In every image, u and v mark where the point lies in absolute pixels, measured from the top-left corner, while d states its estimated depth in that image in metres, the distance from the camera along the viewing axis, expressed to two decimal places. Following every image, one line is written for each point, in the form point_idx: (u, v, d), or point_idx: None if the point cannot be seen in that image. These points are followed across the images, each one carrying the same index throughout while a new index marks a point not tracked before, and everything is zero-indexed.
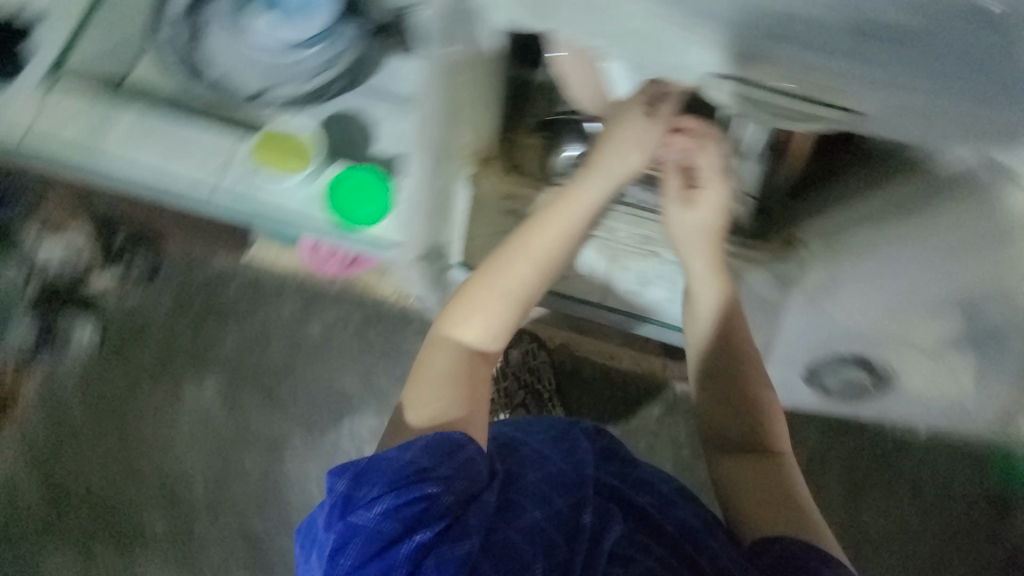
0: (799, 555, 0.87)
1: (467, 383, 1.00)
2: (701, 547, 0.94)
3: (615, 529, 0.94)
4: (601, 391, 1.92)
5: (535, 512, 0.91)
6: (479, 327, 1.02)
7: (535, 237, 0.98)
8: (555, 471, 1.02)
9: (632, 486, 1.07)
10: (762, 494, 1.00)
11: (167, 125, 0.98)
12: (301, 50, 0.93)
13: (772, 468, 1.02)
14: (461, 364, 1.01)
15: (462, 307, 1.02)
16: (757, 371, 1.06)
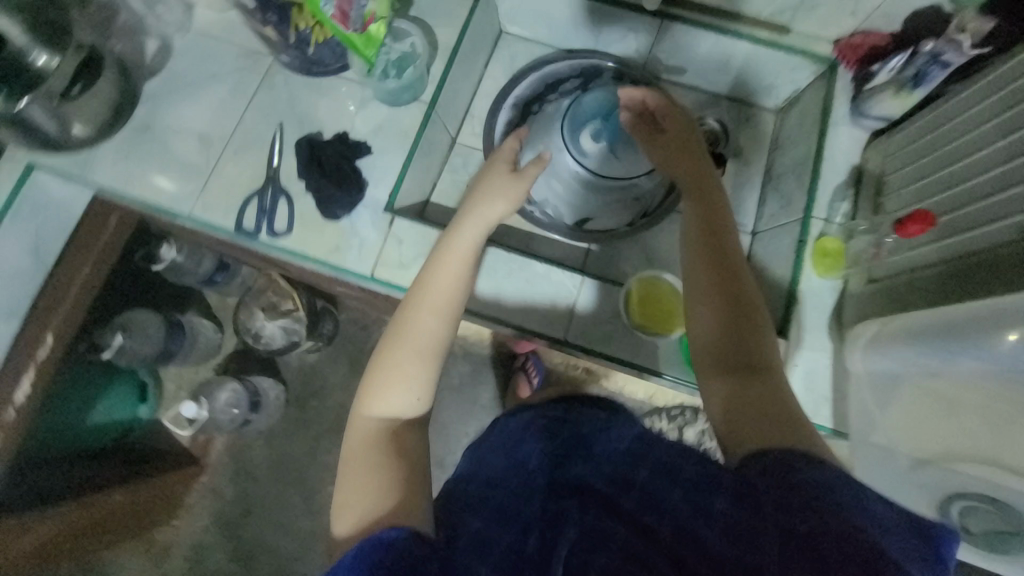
0: (782, 471, 0.52)
1: (393, 442, 0.64)
2: (675, 511, 0.49)
3: (575, 530, 0.50)
4: None
5: (483, 567, 0.49)
6: (397, 384, 0.66)
7: (442, 273, 0.71)
8: (504, 497, 0.56)
9: (602, 459, 0.56)
10: (756, 410, 0.61)
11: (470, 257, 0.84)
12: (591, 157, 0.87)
13: (760, 378, 0.65)
14: (377, 450, 0.62)
15: (397, 339, 0.68)
16: (754, 302, 0.70)
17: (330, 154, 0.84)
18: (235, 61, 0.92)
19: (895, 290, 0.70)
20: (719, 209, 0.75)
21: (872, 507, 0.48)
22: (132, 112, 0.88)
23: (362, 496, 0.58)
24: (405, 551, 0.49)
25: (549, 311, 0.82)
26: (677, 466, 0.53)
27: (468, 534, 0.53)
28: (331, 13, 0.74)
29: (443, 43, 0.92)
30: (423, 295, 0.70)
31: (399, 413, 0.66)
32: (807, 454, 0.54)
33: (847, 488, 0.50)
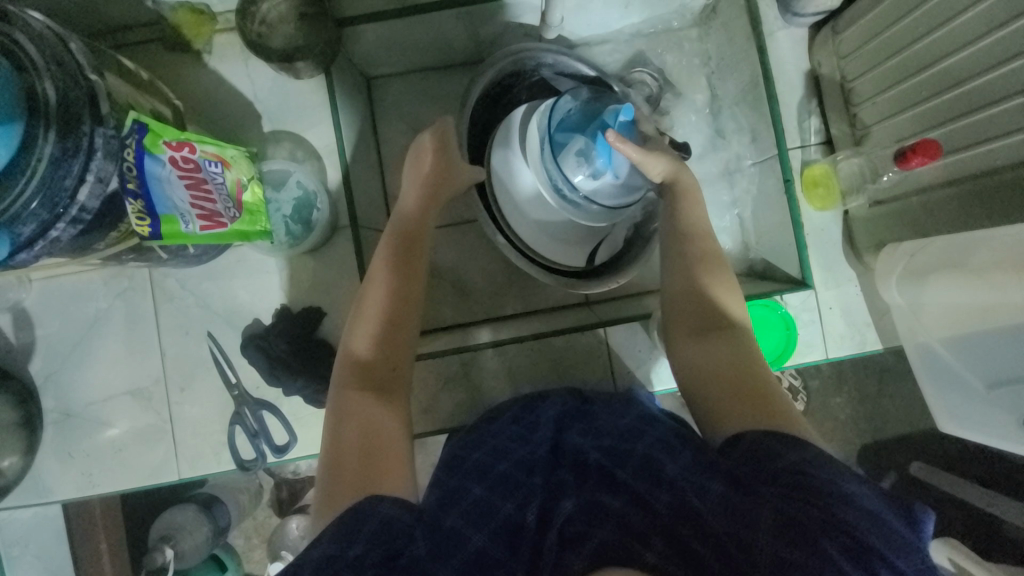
0: (768, 457, 0.48)
1: (357, 448, 0.55)
2: (673, 481, 0.46)
3: (572, 503, 0.46)
4: (927, 438, 1.26)
5: (479, 536, 0.46)
6: (385, 383, 0.61)
7: (401, 276, 0.64)
8: (502, 471, 0.54)
9: (600, 433, 0.56)
10: (726, 377, 0.57)
11: (474, 365, 0.78)
12: (574, 148, 0.71)
13: (726, 338, 0.60)
14: (349, 448, 0.55)
15: (380, 350, 0.61)
16: (711, 261, 0.64)
17: (288, 342, 0.73)
18: (112, 290, 0.76)
19: (915, 215, 0.70)
20: (696, 195, 0.68)
21: (866, 497, 0.44)
22: (42, 407, 0.76)
23: (337, 482, 0.53)
24: (382, 536, 0.46)
25: (584, 376, 0.80)
26: (674, 445, 0.52)
27: (471, 498, 0.51)
28: (197, 229, 0.57)
29: (325, 150, 0.77)
30: (379, 327, 0.62)
31: (386, 392, 0.60)
32: (790, 437, 0.50)
33: (836, 471, 0.46)
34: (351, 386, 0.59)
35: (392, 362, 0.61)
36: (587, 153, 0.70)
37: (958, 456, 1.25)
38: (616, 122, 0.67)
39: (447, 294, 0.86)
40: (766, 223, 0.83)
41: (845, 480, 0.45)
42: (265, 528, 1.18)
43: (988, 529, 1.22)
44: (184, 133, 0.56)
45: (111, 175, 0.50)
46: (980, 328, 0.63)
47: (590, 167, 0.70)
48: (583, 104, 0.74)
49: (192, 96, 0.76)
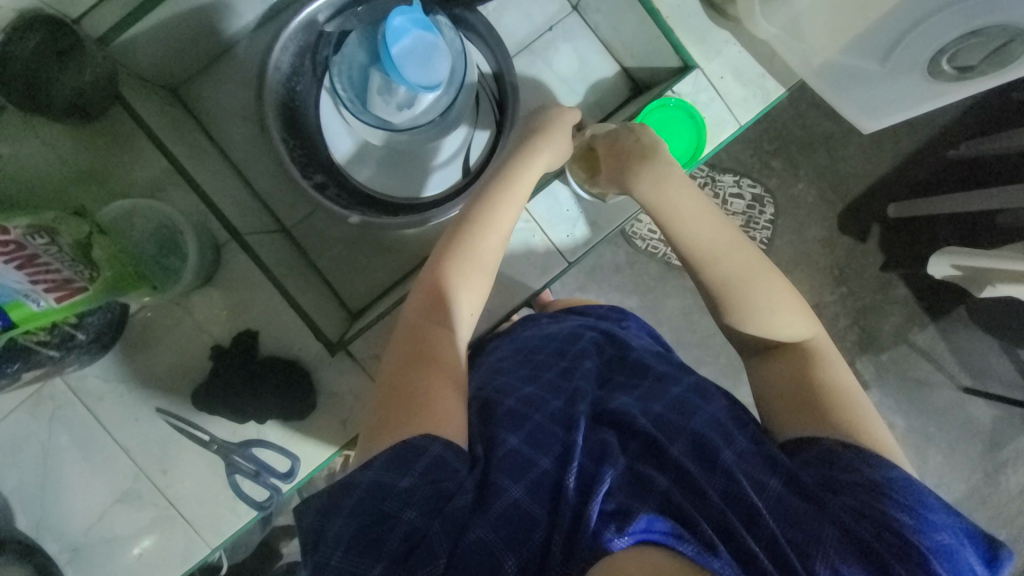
0: (835, 466, 0.51)
1: (428, 372, 0.57)
2: (725, 469, 0.47)
3: (618, 472, 0.46)
4: (885, 173, 1.28)
5: (517, 488, 0.45)
6: (452, 316, 0.63)
7: (494, 243, 0.66)
8: (541, 420, 0.52)
9: (656, 398, 0.56)
10: (792, 387, 0.59)
11: None
12: (376, 79, 0.74)
13: (788, 354, 0.62)
14: (418, 371, 0.58)
15: (454, 289, 0.63)
16: (742, 274, 0.64)
17: (237, 373, 0.70)
18: (44, 418, 0.71)
19: None
20: (687, 210, 0.66)
21: (939, 524, 0.45)
22: (51, 555, 0.72)
23: (393, 410, 0.54)
24: (434, 480, 0.47)
25: (592, 307, 0.83)
26: (729, 429, 0.53)
27: (507, 449, 0.49)
28: (50, 302, 0.53)
29: (163, 184, 0.65)
30: (457, 278, 0.64)
31: (450, 322, 0.63)
32: (869, 454, 0.51)
33: (918, 496, 0.47)
34: (422, 320, 0.62)
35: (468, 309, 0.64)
36: (387, 85, 0.73)
37: (919, 174, 1.27)
38: (394, 29, 0.68)
39: (393, 260, 0.86)
40: (629, 32, 0.79)
41: (925, 509, 0.46)
42: None
43: (980, 226, 1.25)
44: None
45: None
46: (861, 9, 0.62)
47: (397, 95, 0.74)
48: (362, 39, 0.75)
49: None
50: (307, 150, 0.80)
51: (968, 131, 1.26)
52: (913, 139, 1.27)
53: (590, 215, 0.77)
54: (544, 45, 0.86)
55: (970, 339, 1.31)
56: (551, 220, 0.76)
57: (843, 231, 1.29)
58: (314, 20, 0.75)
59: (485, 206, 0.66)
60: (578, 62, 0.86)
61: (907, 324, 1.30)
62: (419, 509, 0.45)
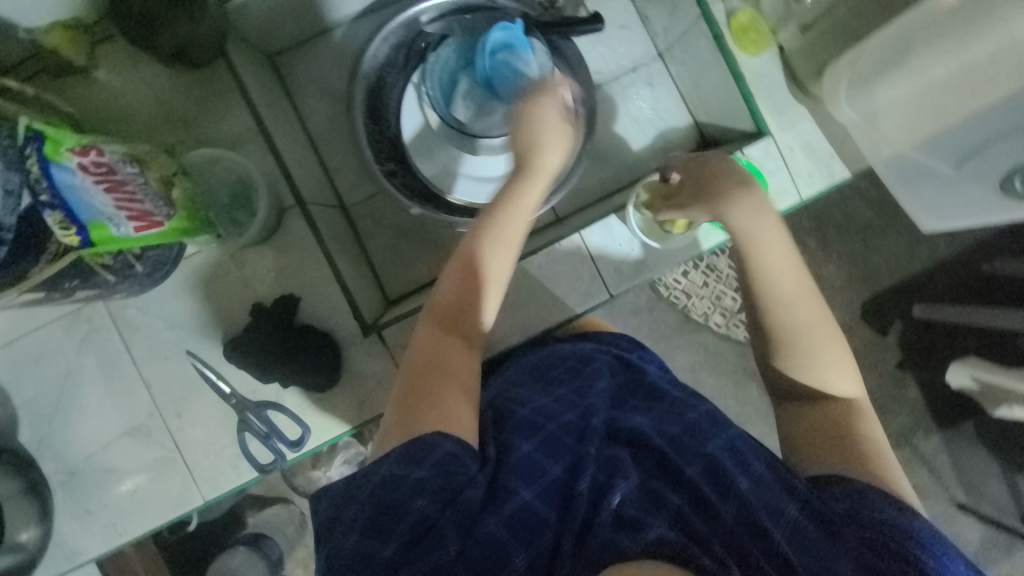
0: (861, 504, 0.50)
1: (435, 386, 0.55)
2: (740, 494, 0.48)
3: (627, 486, 0.48)
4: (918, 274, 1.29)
5: (528, 491, 0.47)
6: (467, 325, 0.60)
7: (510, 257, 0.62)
8: (553, 431, 0.54)
9: (665, 421, 0.57)
10: (826, 435, 0.58)
11: None
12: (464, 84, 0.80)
13: (832, 406, 0.60)
14: (427, 380, 0.55)
15: (472, 300, 0.60)
16: (794, 317, 0.62)
17: (269, 334, 0.71)
18: (75, 338, 0.72)
19: (849, 25, 0.69)
20: (768, 241, 0.64)
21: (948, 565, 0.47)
22: (44, 473, 0.73)
23: (409, 411, 0.53)
24: (446, 473, 0.47)
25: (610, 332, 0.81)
26: (745, 455, 0.52)
27: (520, 456, 0.51)
28: (130, 230, 0.54)
29: (247, 135, 0.72)
30: (467, 290, 0.60)
31: (471, 337, 0.60)
32: (900, 503, 0.51)
33: (929, 540, 0.48)
34: (430, 338, 0.59)
35: (479, 317, 0.61)
36: (473, 91, 0.80)
37: (952, 282, 1.28)
38: (490, 41, 0.74)
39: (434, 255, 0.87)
40: (709, 88, 0.81)
41: (933, 545, 0.48)
42: None
43: (1003, 346, 1.25)
44: (85, 137, 0.52)
45: (21, 188, 0.47)
46: (945, 118, 0.64)
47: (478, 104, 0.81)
48: (458, 43, 0.81)
49: (87, 114, 0.70)
50: (384, 134, 0.83)
51: (1005, 251, 1.27)
52: (948, 247, 1.28)
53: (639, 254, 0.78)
54: (623, 85, 0.90)
55: (972, 456, 1.29)
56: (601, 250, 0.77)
57: (867, 323, 1.29)
58: (417, 20, 0.80)
59: (495, 223, 0.62)
60: (652, 108, 0.89)
61: (915, 428, 1.29)
62: (429, 496, 0.46)
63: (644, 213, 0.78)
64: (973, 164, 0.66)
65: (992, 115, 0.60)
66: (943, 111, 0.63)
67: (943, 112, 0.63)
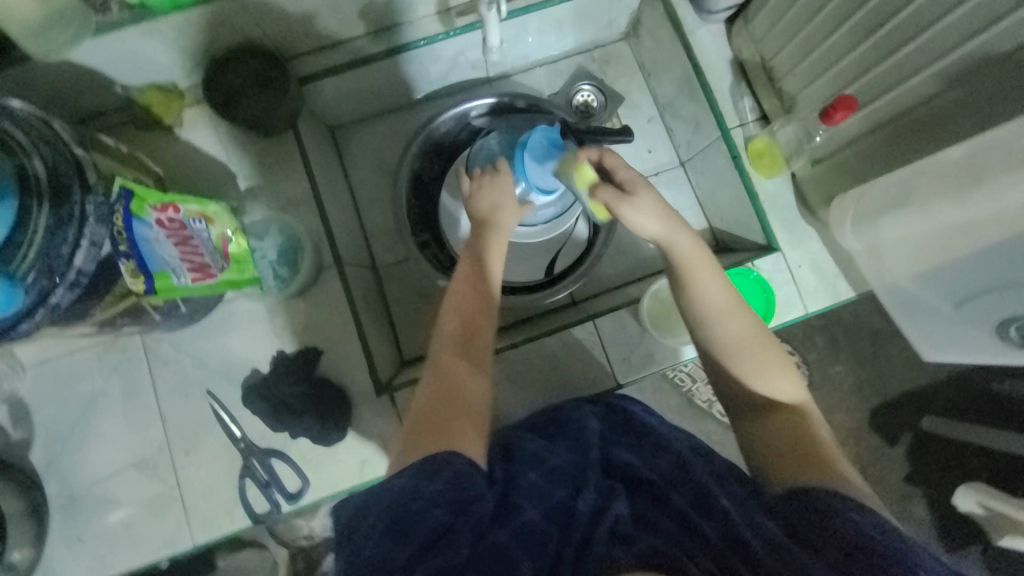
0: (827, 514, 0.48)
1: (447, 402, 0.57)
2: (726, 513, 0.51)
3: (624, 507, 0.50)
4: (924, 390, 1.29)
5: (535, 511, 0.49)
6: (474, 351, 0.63)
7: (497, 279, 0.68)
8: (560, 464, 0.57)
9: (654, 460, 0.61)
10: (785, 447, 0.55)
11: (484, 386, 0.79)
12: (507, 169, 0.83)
13: (785, 415, 0.58)
14: (438, 401, 0.58)
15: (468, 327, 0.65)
16: (733, 335, 0.61)
17: (287, 385, 0.74)
18: (106, 365, 0.76)
19: (852, 165, 0.76)
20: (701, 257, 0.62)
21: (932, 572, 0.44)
22: (46, 495, 0.74)
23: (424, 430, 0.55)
24: (459, 487, 0.49)
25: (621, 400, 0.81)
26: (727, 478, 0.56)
27: (527, 481, 0.53)
28: (189, 281, 0.60)
29: (304, 200, 0.79)
30: (464, 319, 0.65)
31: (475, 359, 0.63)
32: (861, 505, 0.48)
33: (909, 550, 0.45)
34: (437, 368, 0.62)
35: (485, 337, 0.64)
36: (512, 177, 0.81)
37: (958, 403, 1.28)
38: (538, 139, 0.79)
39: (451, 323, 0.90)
40: (725, 199, 0.88)
41: (917, 557, 0.45)
42: None
43: (1012, 475, 1.22)
44: (167, 195, 0.59)
45: (105, 239, 0.50)
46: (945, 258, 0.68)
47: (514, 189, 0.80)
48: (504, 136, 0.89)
49: (168, 165, 0.78)
50: (423, 207, 0.91)
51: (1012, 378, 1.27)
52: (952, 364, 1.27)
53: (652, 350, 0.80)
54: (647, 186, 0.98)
55: None
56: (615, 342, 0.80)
57: (872, 433, 1.27)
58: (467, 115, 0.91)
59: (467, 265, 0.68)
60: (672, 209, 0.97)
61: None
62: (445, 507, 0.47)
63: (658, 310, 0.81)
64: (975, 306, 0.69)
65: (998, 261, 0.62)
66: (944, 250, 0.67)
67: (943, 249, 0.67)
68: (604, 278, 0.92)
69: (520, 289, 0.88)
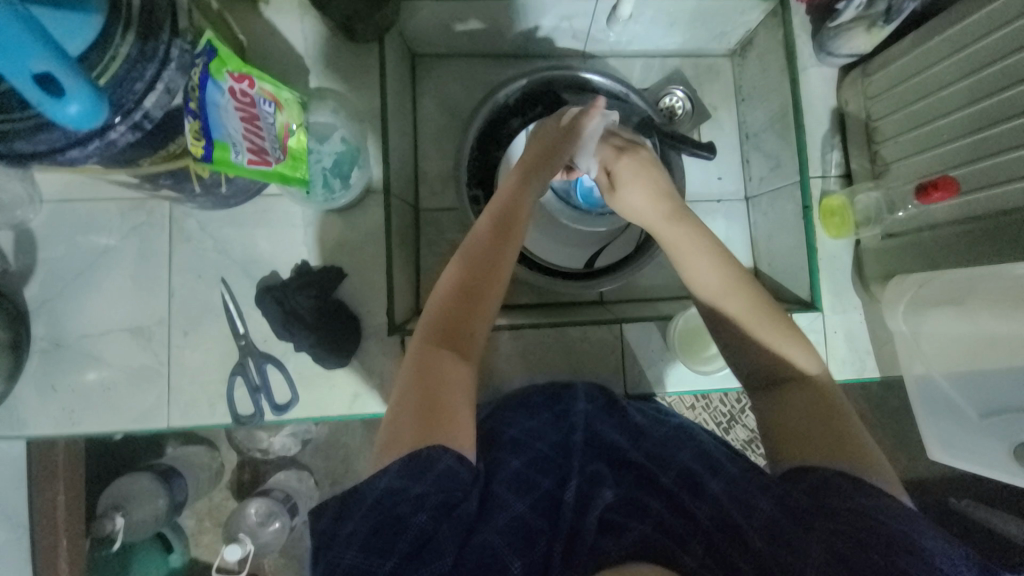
0: (833, 494, 0.47)
1: (426, 394, 0.52)
2: (714, 495, 0.51)
3: (612, 494, 0.50)
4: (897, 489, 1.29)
5: (520, 504, 0.49)
6: (462, 345, 0.57)
7: (508, 263, 0.60)
8: (542, 451, 0.57)
9: (640, 439, 0.61)
10: (807, 435, 0.52)
11: (494, 355, 0.77)
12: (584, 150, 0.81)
13: (800, 393, 0.55)
14: (414, 396, 0.52)
15: (466, 316, 0.57)
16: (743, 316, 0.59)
17: (304, 298, 0.71)
18: (126, 223, 0.73)
19: (925, 248, 0.74)
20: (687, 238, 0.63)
21: (933, 551, 0.42)
22: (31, 333, 0.71)
23: (410, 420, 0.50)
24: (446, 487, 0.47)
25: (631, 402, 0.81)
26: (701, 472, 0.55)
27: (509, 471, 0.53)
28: (246, 161, 0.56)
29: (370, 117, 0.76)
30: (454, 311, 0.58)
31: (467, 351, 0.57)
32: (868, 484, 0.47)
33: (907, 526, 0.44)
34: (418, 362, 0.55)
35: (475, 323, 0.58)
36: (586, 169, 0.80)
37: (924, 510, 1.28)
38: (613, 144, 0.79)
39: None
40: (781, 245, 0.86)
41: (914, 532, 0.43)
42: (220, 511, 1.12)
43: None
44: (247, 67, 0.57)
45: (179, 90, 0.49)
46: (988, 363, 0.67)
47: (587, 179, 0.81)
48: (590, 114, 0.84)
49: (246, 40, 0.74)
50: (483, 162, 0.88)
51: None
52: (930, 467, 1.23)
53: (665, 368, 0.79)
54: (705, 210, 0.95)
55: None
56: (633, 349, 0.79)
57: None
58: (552, 82, 0.87)
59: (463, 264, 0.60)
60: (723, 238, 0.95)
61: None
62: (431, 511, 0.45)
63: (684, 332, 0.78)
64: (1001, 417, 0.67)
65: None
66: (992, 355, 0.66)
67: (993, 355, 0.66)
68: (638, 287, 0.90)
69: (556, 271, 0.86)
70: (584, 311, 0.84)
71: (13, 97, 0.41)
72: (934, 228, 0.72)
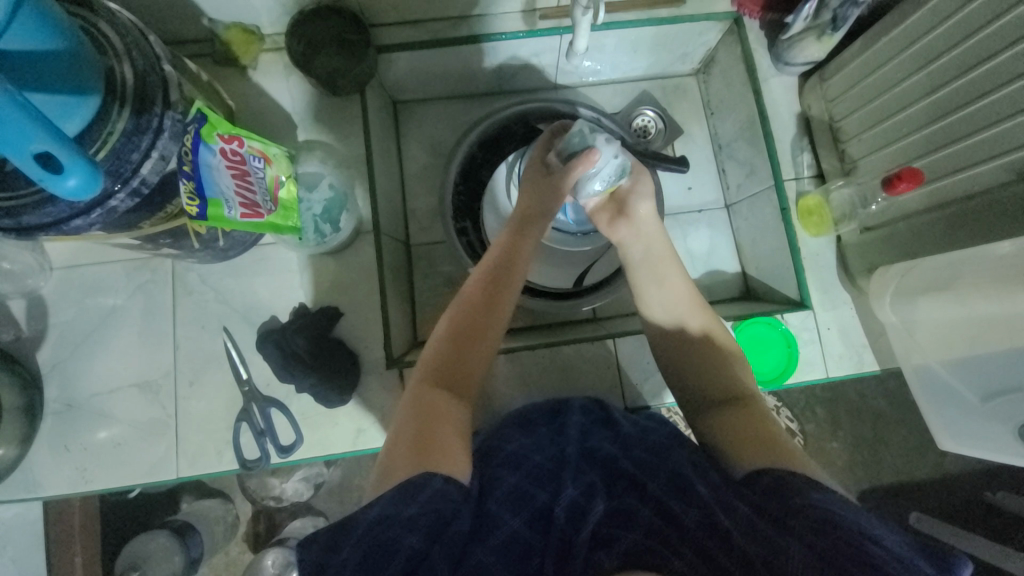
0: (792, 493, 0.50)
1: (421, 429, 0.55)
2: (700, 497, 0.51)
3: (602, 507, 0.51)
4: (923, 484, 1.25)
5: (516, 519, 0.50)
6: (459, 382, 0.60)
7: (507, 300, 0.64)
8: (538, 464, 0.57)
9: (630, 446, 0.61)
10: (750, 438, 0.58)
11: (493, 381, 0.78)
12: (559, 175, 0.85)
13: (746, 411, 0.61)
14: (410, 429, 0.55)
15: (462, 356, 0.61)
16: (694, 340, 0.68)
17: (303, 341, 0.73)
18: (131, 283, 0.77)
19: (902, 240, 0.74)
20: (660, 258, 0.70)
21: (890, 541, 0.46)
22: (44, 397, 0.74)
23: (406, 449, 0.53)
24: (438, 508, 0.48)
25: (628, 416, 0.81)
26: (687, 475, 0.55)
27: (508, 487, 0.54)
28: (239, 216, 0.60)
29: (357, 162, 0.81)
30: (454, 349, 0.61)
31: (463, 385, 0.60)
32: (808, 480, 0.52)
33: (865, 522, 0.47)
34: (417, 397, 0.58)
35: (471, 361, 0.61)
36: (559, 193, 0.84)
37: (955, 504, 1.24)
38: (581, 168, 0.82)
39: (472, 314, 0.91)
40: (765, 248, 0.88)
41: (870, 523, 0.47)
42: (237, 564, 1.12)
43: None
44: (236, 128, 0.61)
45: (173, 155, 0.53)
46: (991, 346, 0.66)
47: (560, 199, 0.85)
48: None
49: (235, 103, 0.80)
50: (467, 196, 0.91)
51: None
52: (952, 457, 1.20)
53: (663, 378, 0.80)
54: (688, 221, 0.98)
55: None
56: (630, 362, 0.80)
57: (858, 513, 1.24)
58: (527, 115, 0.91)
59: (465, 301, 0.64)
60: (708, 246, 0.97)
61: None
62: (422, 534, 0.46)
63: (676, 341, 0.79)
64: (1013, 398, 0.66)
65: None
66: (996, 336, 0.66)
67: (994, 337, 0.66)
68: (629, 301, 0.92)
69: (546, 292, 0.88)
70: (577, 328, 0.86)
71: (21, 176, 0.45)
72: (909, 219, 0.74)
